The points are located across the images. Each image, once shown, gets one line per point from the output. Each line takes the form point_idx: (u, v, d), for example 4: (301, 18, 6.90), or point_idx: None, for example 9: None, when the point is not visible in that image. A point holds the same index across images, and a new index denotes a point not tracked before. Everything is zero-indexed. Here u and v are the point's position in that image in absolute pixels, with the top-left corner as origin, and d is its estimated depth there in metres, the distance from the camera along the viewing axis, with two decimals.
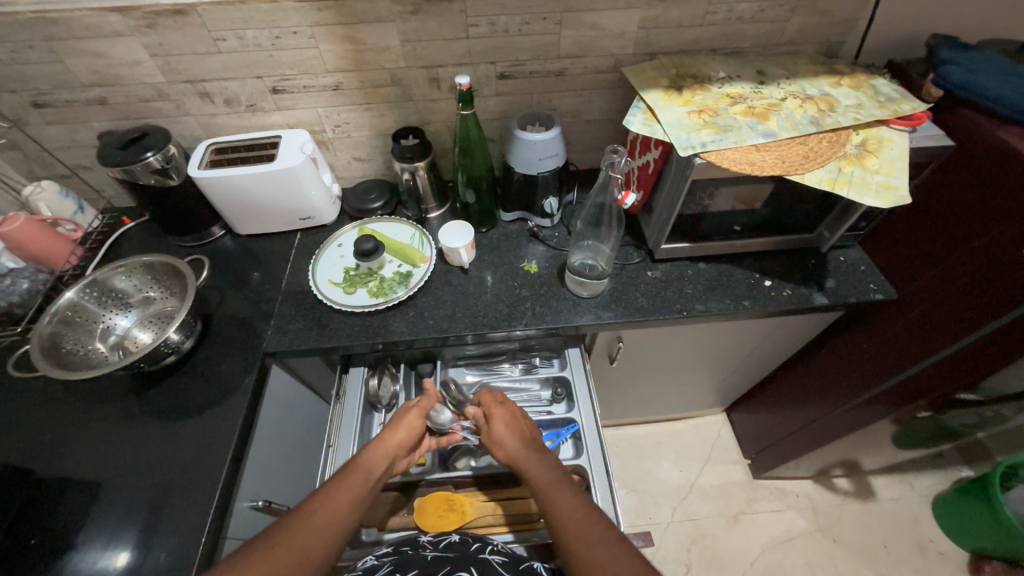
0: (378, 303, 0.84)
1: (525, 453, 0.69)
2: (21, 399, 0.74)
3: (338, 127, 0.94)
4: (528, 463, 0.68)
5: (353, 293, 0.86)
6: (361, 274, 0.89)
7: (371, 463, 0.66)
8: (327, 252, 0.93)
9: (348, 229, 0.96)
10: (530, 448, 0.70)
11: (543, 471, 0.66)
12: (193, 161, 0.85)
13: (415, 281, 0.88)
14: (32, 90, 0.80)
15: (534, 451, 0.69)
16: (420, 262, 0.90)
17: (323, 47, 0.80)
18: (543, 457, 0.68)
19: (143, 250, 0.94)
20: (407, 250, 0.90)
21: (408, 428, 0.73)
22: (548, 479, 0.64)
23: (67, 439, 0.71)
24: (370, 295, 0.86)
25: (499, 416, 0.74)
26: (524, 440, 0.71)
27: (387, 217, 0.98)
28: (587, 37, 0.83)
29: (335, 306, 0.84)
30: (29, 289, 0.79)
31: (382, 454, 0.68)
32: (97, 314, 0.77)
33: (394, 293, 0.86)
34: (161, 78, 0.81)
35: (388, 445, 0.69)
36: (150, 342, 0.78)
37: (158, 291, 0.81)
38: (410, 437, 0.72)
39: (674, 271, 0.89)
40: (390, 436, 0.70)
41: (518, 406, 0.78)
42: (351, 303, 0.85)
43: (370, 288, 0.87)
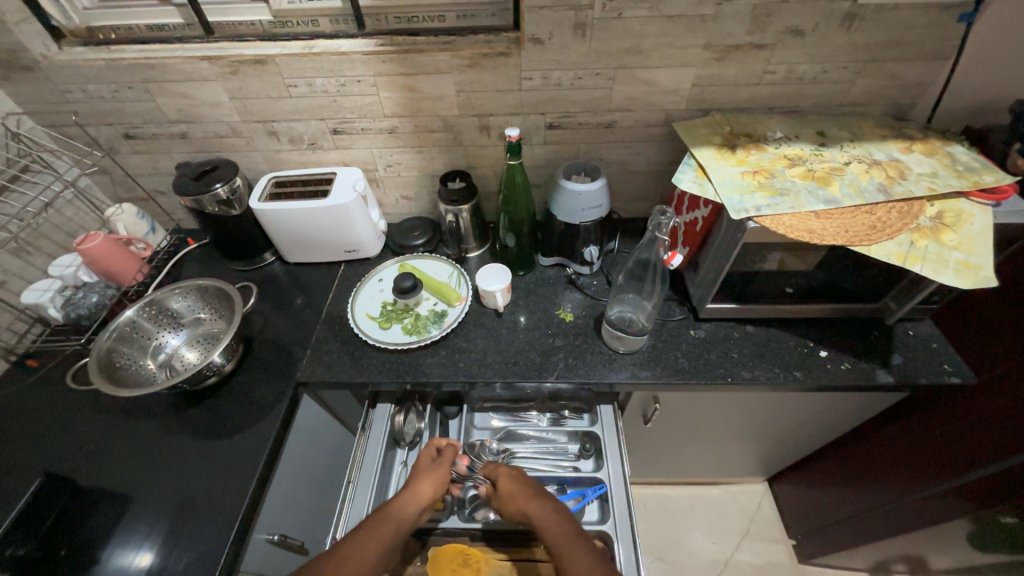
0: (411, 342, 0.85)
1: (536, 507, 0.67)
2: (74, 407, 0.78)
3: (390, 167, 0.98)
4: (541, 517, 0.66)
5: (388, 329, 0.87)
6: (397, 310, 0.90)
7: (399, 514, 0.65)
8: (367, 285, 0.95)
9: (389, 263, 0.98)
10: (542, 499, 0.68)
11: (554, 523, 0.65)
12: (255, 193, 0.91)
13: (449, 321, 0.88)
14: (126, 124, 0.89)
15: (546, 501, 0.68)
16: (455, 301, 0.90)
17: (383, 95, 0.85)
18: (555, 507, 0.67)
19: (200, 271, 1.00)
20: (444, 288, 0.91)
21: (437, 483, 0.71)
22: (560, 532, 0.63)
23: (108, 452, 0.74)
24: (405, 332, 0.87)
25: (505, 473, 0.73)
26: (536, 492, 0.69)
27: (428, 254, 1.00)
28: (639, 92, 0.84)
29: (370, 341, 0.85)
30: (97, 302, 0.85)
31: (410, 506, 0.66)
32: (151, 332, 0.82)
33: (428, 332, 0.86)
34: (237, 117, 0.88)
35: (420, 498, 0.68)
36: (194, 362, 0.81)
37: (208, 313, 0.85)
38: (437, 492, 0.70)
39: (719, 332, 0.85)
40: (419, 488, 0.69)
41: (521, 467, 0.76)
42: (386, 339, 0.85)
43: (405, 324, 0.88)
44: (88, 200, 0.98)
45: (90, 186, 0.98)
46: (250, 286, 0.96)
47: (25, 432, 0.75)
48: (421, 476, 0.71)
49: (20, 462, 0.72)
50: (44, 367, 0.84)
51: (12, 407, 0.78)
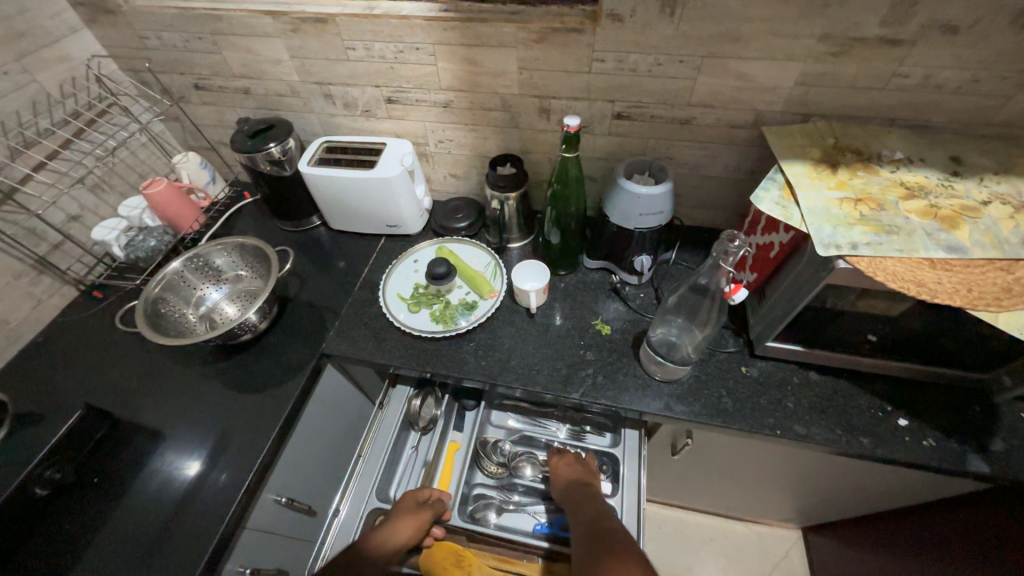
0: (437, 332, 0.82)
1: (571, 482, 0.72)
2: (126, 343, 0.84)
3: (441, 143, 0.93)
4: (574, 497, 0.69)
5: (416, 313, 0.85)
6: (428, 295, 0.87)
7: (371, 559, 0.64)
8: (404, 265, 0.93)
9: (427, 245, 0.95)
10: (580, 476, 0.73)
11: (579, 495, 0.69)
12: (306, 156, 0.90)
13: (478, 315, 0.84)
14: (196, 75, 0.91)
15: (584, 488, 0.70)
16: (487, 294, 0.86)
17: (441, 65, 0.79)
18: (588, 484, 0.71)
19: (252, 227, 1.03)
20: (478, 279, 0.87)
21: (417, 526, 0.68)
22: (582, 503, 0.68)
23: (147, 391, 0.78)
24: (432, 320, 0.84)
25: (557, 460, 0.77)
26: (579, 478, 0.73)
27: (469, 239, 0.96)
28: (728, 87, 0.72)
29: (397, 324, 0.83)
30: (154, 246, 0.90)
31: (385, 550, 0.65)
32: (195, 284, 0.85)
33: (456, 323, 0.83)
34: (296, 77, 0.87)
35: (394, 543, 0.66)
36: (231, 318, 0.84)
37: (248, 271, 0.87)
38: (416, 535, 0.68)
39: (776, 374, 0.74)
40: (394, 532, 0.67)
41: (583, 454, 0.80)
42: (413, 326, 0.83)
43: (433, 311, 0.85)
44: (160, 144, 1.03)
45: (162, 132, 1.03)
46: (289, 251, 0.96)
47: (85, 358, 0.82)
48: (401, 515, 0.69)
49: (76, 387, 0.79)
50: (107, 299, 0.91)
51: (78, 334, 0.86)
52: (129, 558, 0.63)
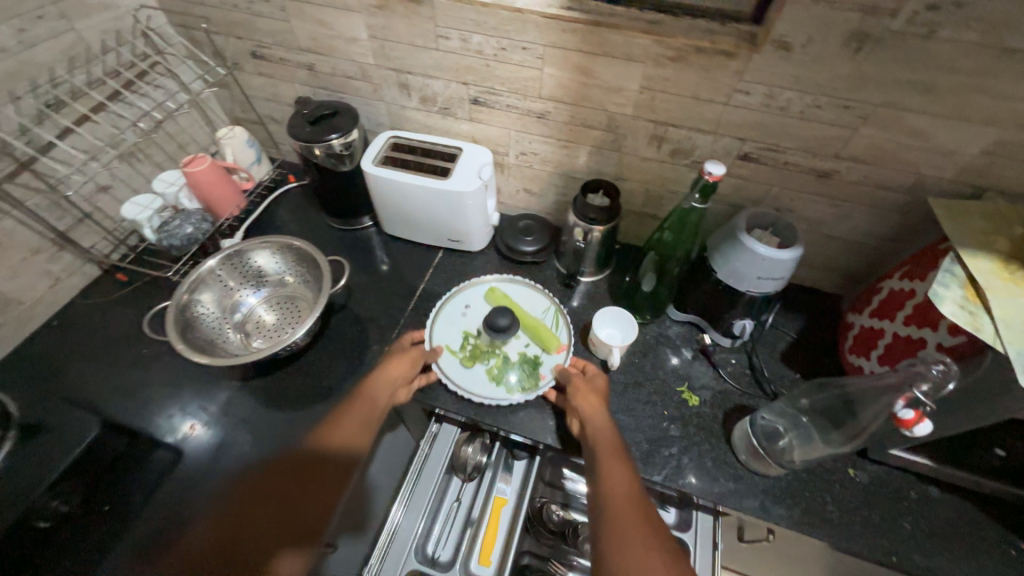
0: (501, 398, 0.70)
1: (592, 406, 0.64)
2: (151, 339, 0.75)
3: (522, 155, 0.81)
4: (597, 424, 0.61)
5: (471, 371, 0.73)
6: (482, 348, 0.75)
7: (375, 396, 0.64)
8: (449, 306, 0.80)
9: (473, 283, 0.82)
10: (598, 401, 0.65)
11: (601, 423, 0.62)
12: (370, 152, 0.79)
13: (546, 374, 0.73)
14: (255, 41, 0.79)
15: (599, 407, 0.64)
16: (553, 349, 0.75)
17: (546, 71, 0.67)
18: (604, 411, 0.64)
19: (298, 219, 0.93)
20: (543, 332, 0.76)
21: (411, 360, 0.69)
22: (605, 435, 0.60)
23: (170, 401, 0.70)
24: (493, 383, 0.72)
25: (564, 370, 0.70)
26: (600, 399, 0.65)
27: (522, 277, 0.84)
28: (896, 145, 0.59)
29: (454, 389, 0.70)
30: (188, 236, 0.79)
31: (384, 386, 0.66)
32: (234, 286, 0.75)
33: (519, 387, 0.71)
34: (371, 60, 0.75)
35: (390, 376, 0.67)
36: (271, 329, 0.74)
37: (293, 276, 0.77)
38: (410, 367, 0.69)
39: (889, 484, 0.64)
40: (391, 369, 0.67)
41: (593, 368, 0.71)
42: (470, 390, 0.71)
43: (490, 369, 0.73)
44: (204, 112, 0.91)
45: (212, 101, 0.92)
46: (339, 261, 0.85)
47: (110, 354, 0.74)
48: (388, 361, 0.69)
49: (93, 386, 0.70)
50: (132, 283, 0.82)
51: (99, 322, 0.77)
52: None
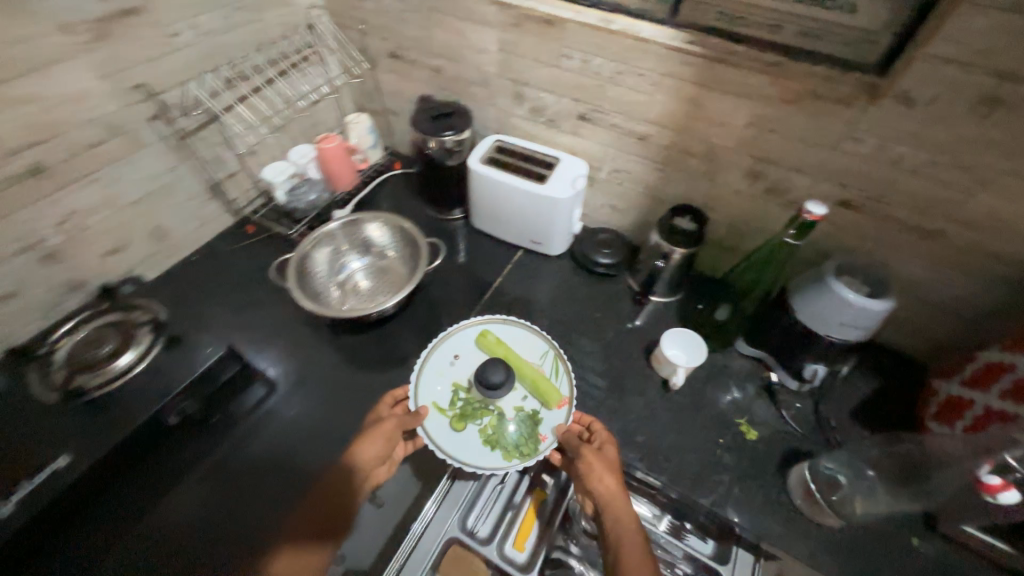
0: (496, 465, 0.65)
1: (608, 491, 0.60)
2: (266, 284, 0.87)
3: (615, 172, 0.86)
4: (617, 516, 0.58)
5: (461, 433, 0.68)
6: (474, 406, 0.70)
7: (343, 483, 0.60)
8: (436, 356, 0.76)
9: (465, 328, 0.78)
10: (614, 483, 0.60)
11: (621, 514, 0.58)
12: (477, 151, 0.87)
13: (546, 434, 0.68)
14: (396, 43, 0.90)
15: (616, 485, 0.60)
16: (553, 403, 0.70)
17: (656, 97, 0.71)
18: (622, 496, 0.60)
19: (397, 203, 1.03)
20: (542, 383, 0.71)
21: (386, 439, 0.64)
22: (626, 529, 0.57)
23: (274, 340, 0.80)
24: (486, 447, 0.67)
25: (567, 433, 0.66)
26: (615, 476, 0.61)
27: (515, 320, 0.80)
28: (1014, 212, 0.58)
29: (445, 457, 0.66)
30: (312, 202, 0.94)
31: (355, 471, 0.61)
32: (343, 251, 0.85)
33: (516, 449, 0.66)
34: (493, 70, 0.83)
35: (363, 462, 0.61)
36: (365, 295, 0.82)
37: (393, 253, 0.86)
38: (383, 449, 0.63)
39: (957, 564, 0.61)
40: (362, 451, 0.62)
41: (604, 434, 0.66)
42: (461, 457, 0.66)
43: (483, 429, 0.69)
44: None
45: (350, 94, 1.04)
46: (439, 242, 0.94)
47: (233, 290, 0.86)
48: (365, 435, 0.63)
49: (217, 315, 0.82)
50: (257, 235, 0.94)
51: (227, 263, 0.90)
52: (210, 507, 0.65)
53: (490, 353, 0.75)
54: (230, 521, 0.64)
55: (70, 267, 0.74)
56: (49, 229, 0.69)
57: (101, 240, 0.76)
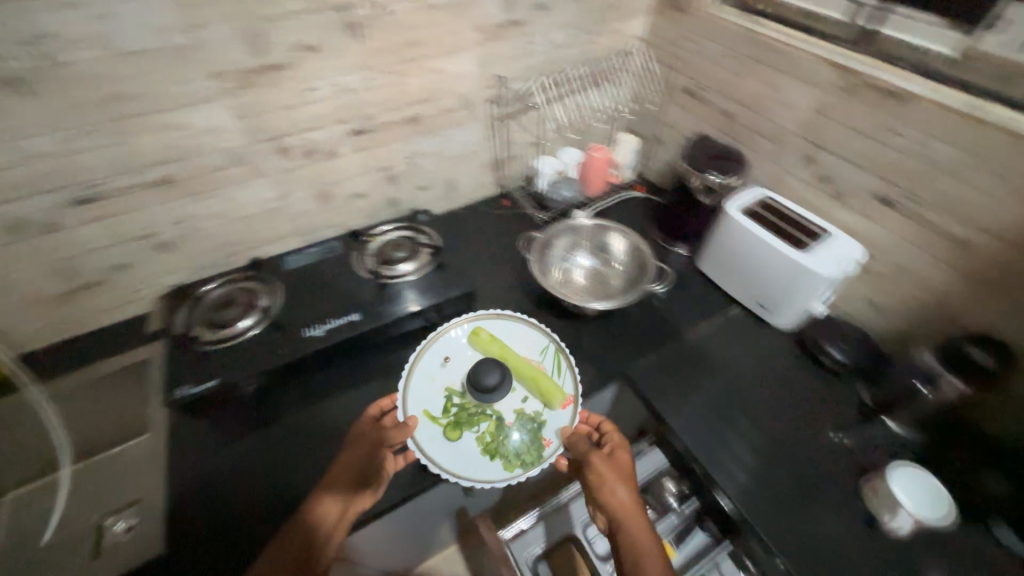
0: (497, 477, 0.67)
1: (623, 498, 0.63)
2: (504, 249, 1.01)
3: (895, 267, 0.76)
4: (631, 523, 0.62)
5: (459, 441, 0.70)
6: (471, 413, 0.72)
7: (340, 477, 0.63)
8: (427, 358, 0.78)
9: (460, 325, 0.81)
10: (625, 488, 0.64)
11: (636, 522, 0.62)
12: (738, 198, 0.85)
13: (551, 439, 0.70)
14: (699, 82, 0.97)
15: (627, 498, 0.63)
16: (555, 403, 0.73)
17: (1005, 202, 0.61)
18: (634, 504, 0.64)
19: (630, 221, 1.09)
20: (543, 383, 0.74)
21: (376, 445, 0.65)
22: (641, 534, 0.61)
23: (495, 293, 0.93)
24: (484, 457, 0.69)
25: (573, 438, 0.68)
26: (624, 479, 0.65)
27: (509, 316, 0.82)
28: None
29: (448, 475, 0.67)
30: (563, 198, 1.07)
31: (348, 471, 0.64)
32: (578, 244, 0.94)
33: (519, 452, 0.69)
34: (793, 127, 0.82)
35: (357, 462, 0.64)
36: (581, 288, 0.89)
37: (618, 265, 0.91)
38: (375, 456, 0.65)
39: None
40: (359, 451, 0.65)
41: (615, 442, 0.69)
42: (456, 468, 0.67)
43: (484, 435, 0.71)
44: None
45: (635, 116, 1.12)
46: (667, 271, 0.95)
47: (479, 242, 1.02)
48: (359, 440, 0.66)
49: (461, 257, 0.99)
50: (509, 209, 1.11)
51: (480, 220, 1.08)
52: None
53: (484, 350, 0.78)
54: (286, 476, 0.70)
55: (398, 189, 1.00)
56: (402, 158, 0.95)
57: (420, 178, 1.01)
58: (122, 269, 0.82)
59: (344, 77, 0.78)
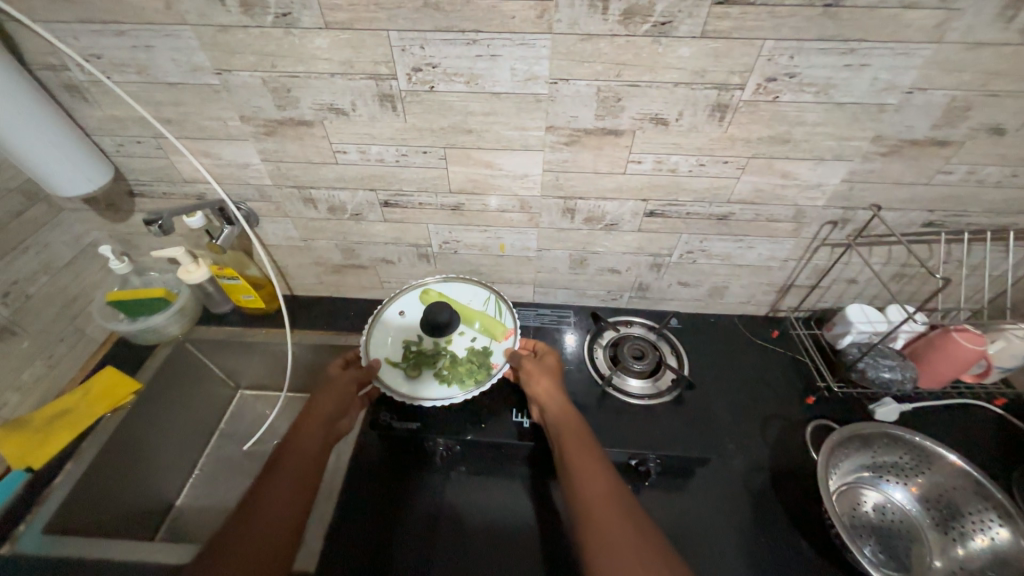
0: (457, 396, 0.66)
1: (557, 405, 0.64)
2: (757, 402, 0.78)
3: None
4: (567, 434, 0.60)
5: (416, 378, 0.68)
6: (421, 355, 0.71)
7: (315, 418, 0.63)
8: (381, 318, 0.76)
9: (408, 292, 0.79)
10: (559, 397, 0.65)
11: (572, 433, 0.60)
12: None
13: (499, 364, 0.70)
14: None
15: (550, 385, 0.66)
16: (501, 336, 0.73)
17: None
18: (565, 401, 0.65)
19: (968, 446, 0.73)
20: (486, 323, 0.75)
21: (343, 394, 0.67)
22: (576, 444, 0.58)
23: (730, 460, 0.71)
24: (444, 384, 0.68)
25: (515, 353, 0.70)
26: (552, 378, 0.68)
27: (453, 277, 0.82)
28: None
29: (406, 400, 0.65)
30: (878, 379, 0.71)
31: (322, 411, 0.64)
32: (895, 467, 0.66)
33: (474, 379, 0.68)
34: None
35: (330, 404, 0.65)
36: (865, 527, 0.63)
37: (945, 539, 0.61)
38: (344, 397, 0.67)
39: None
40: (325, 399, 0.66)
41: (548, 351, 0.73)
42: (420, 396, 0.66)
43: (439, 369, 0.69)
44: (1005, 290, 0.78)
45: None
46: None
47: (726, 376, 0.81)
48: (326, 389, 0.67)
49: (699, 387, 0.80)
50: (777, 345, 0.87)
51: (735, 347, 0.86)
52: (515, 532, 0.66)
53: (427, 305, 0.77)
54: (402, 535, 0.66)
55: (656, 276, 0.85)
56: (680, 251, 0.79)
57: (689, 274, 0.84)
58: (387, 262, 0.87)
59: (675, 158, 0.65)
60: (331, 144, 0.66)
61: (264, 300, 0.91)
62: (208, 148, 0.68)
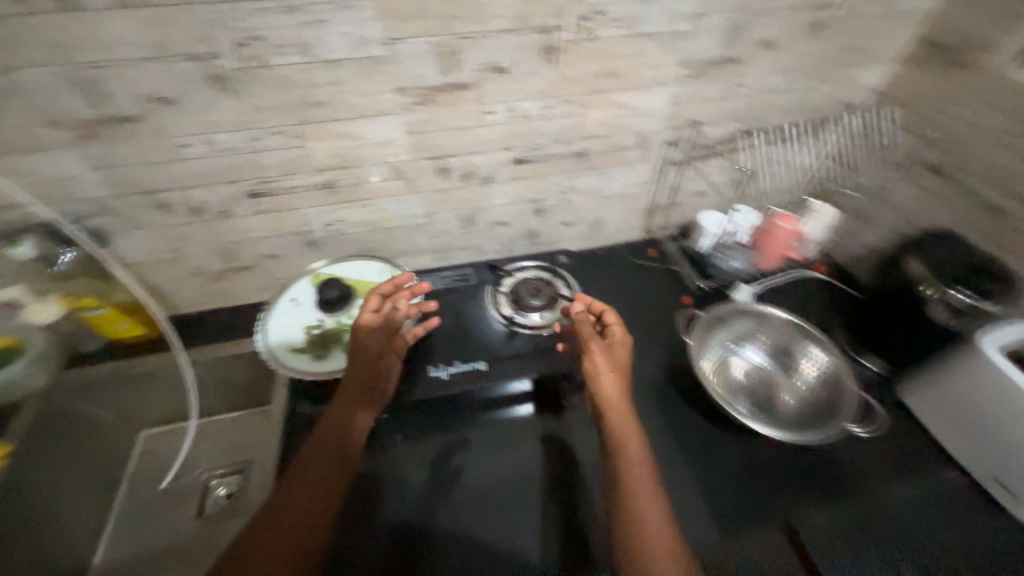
0: None
1: (619, 412, 0.61)
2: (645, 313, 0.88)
3: None
4: (626, 450, 0.58)
5: (327, 355, 0.70)
6: (328, 333, 0.72)
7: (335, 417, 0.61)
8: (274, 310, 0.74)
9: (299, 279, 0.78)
10: (625, 406, 0.62)
11: (631, 448, 0.58)
12: (1001, 333, 0.64)
13: (406, 323, 0.74)
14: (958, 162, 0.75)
15: (614, 381, 0.63)
16: None
17: None
18: (627, 413, 0.61)
19: (806, 308, 0.89)
20: None
21: (361, 378, 0.63)
22: (634, 463, 0.57)
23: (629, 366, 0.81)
24: None
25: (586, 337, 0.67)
26: (621, 376, 0.63)
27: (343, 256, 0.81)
28: None
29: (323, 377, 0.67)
30: (730, 269, 0.90)
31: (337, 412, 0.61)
32: (748, 334, 0.80)
33: None
34: None
35: (339, 403, 0.62)
36: (732, 385, 0.76)
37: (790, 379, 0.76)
38: (359, 383, 0.63)
39: None
40: (348, 388, 0.63)
41: (616, 331, 0.68)
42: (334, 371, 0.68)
43: (348, 343, 0.71)
44: None
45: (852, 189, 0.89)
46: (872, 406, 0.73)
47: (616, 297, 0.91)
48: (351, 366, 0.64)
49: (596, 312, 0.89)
50: (656, 261, 0.97)
51: (622, 271, 0.96)
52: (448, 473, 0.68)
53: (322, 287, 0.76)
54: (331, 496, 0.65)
55: (540, 221, 0.92)
56: (555, 193, 0.86)
57: (569, 214, 0.91)
58: (273, 258, 0.84)
59: (524, 104, 0.70)
60: (169, 140, 0.62)
61: (142, 326, 0.84)
62: (19, 166, 0.61)
